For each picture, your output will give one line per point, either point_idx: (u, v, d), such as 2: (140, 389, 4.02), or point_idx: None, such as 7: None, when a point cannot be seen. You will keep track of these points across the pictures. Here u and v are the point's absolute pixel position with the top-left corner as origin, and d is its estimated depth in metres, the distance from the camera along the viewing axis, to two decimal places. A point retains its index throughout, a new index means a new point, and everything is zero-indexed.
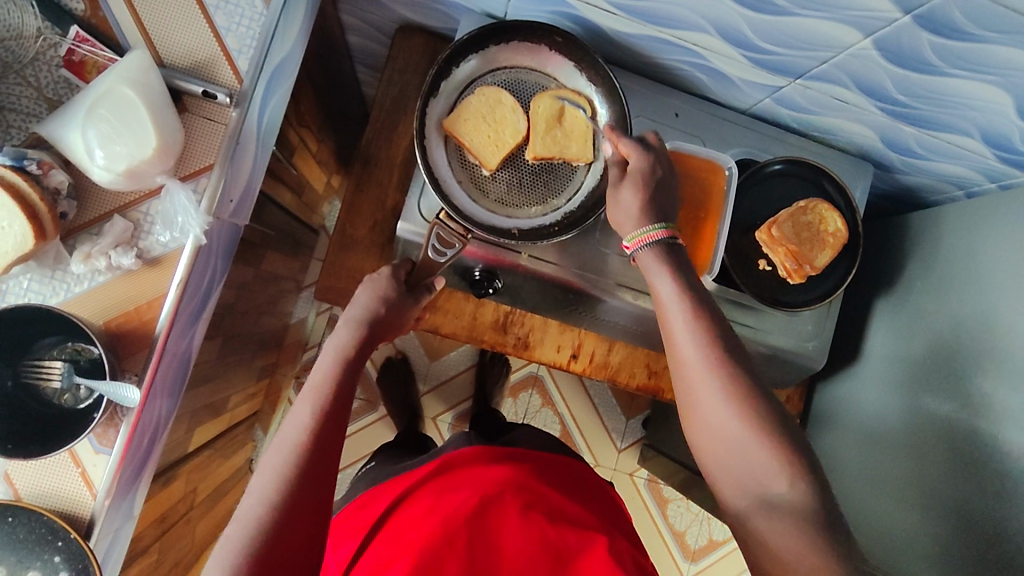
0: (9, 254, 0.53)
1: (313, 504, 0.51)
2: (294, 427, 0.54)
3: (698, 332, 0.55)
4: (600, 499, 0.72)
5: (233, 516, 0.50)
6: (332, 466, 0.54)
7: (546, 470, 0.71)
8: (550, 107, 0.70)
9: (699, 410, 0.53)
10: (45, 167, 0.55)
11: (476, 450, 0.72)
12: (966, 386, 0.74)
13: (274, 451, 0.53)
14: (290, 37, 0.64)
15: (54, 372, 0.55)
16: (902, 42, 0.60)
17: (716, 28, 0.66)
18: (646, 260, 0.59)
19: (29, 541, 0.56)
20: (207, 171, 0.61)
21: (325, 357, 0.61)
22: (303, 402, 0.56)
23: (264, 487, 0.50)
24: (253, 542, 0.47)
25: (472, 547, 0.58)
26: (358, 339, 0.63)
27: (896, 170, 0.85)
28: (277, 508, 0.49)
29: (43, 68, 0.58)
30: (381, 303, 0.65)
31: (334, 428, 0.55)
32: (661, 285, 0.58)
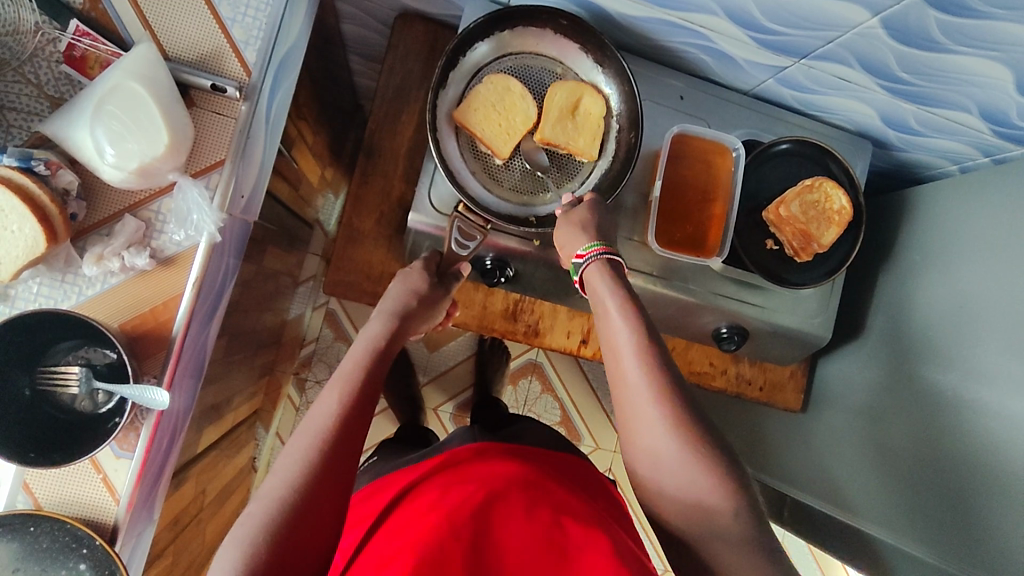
0: (19, 259, 0.52)
1: (339, 487, 0.50)
2: (321, 412, 0.54)
3: (640, 350, 0.54)
4: (603, 495, 0.71)
5: (254, 495, 0.48)
6: (356, 452, 0.53)
7: (549, 466, 0.70)
8: (565, 98, 0.70)
9: (634, 421, 0.52)
10: (52, 167, 0.53)
11: (480, 446, 0.71)
12: (968, 357, 0.76)
13: (300, 434, 0.52)
14: (294, 25, 0.63)
15: (71, 378, 0.54)
16: (909, 20, 0.60)
17: (724, 10, 0.66)
18: (592, 275, 0.61)
19: (52, 550, 0.55)
20: (218, 167, 0.59)
21: (354, 350, 0.62)
22: (331, 389, 0.56)
23: (289, 467, 0.49)
24: (278, 520, 0.46)
25: (475, 532, 0.55)
26: (387, 333, 0.64)
27: (893, 147, 0.87)
28: (304, 486, 0.48)
29: (43, 64, 0.56)
30: (410, 297, 0.67)
31: (360, 416, 0.55)
32: (608, 299, 0.58)
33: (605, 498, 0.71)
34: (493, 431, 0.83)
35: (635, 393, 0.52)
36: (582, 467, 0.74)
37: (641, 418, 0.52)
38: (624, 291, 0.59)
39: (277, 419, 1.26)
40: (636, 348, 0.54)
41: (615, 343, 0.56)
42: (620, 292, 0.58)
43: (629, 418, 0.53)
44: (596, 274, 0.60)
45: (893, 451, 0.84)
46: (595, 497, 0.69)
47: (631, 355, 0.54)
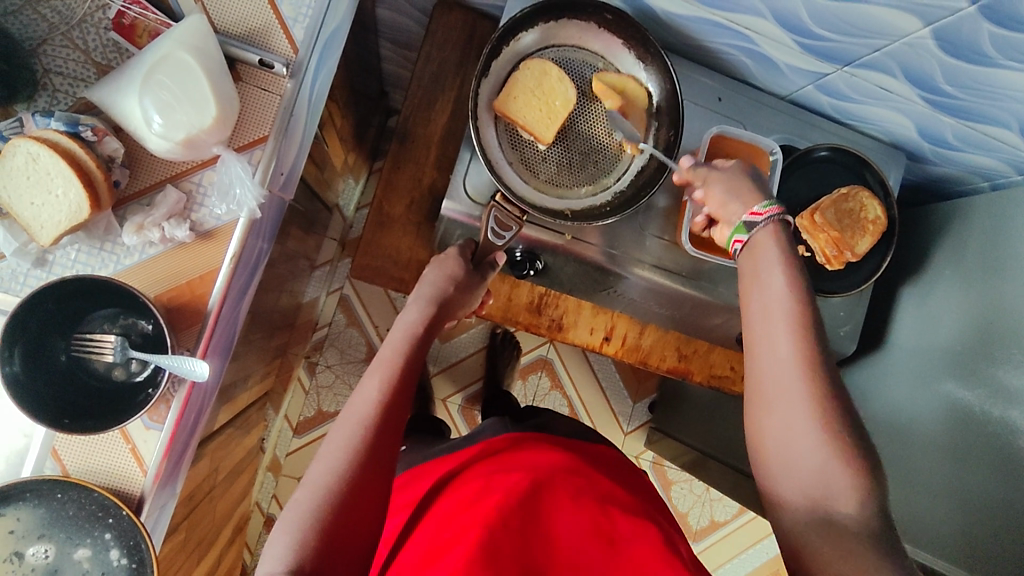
0: (62, 224, 0.52)
1: (382, 474, 0.51)
2: (362, 400, 0.54)
3: (802, 327, 0.51)
4: (643, 488, 0.71)
5: (300, 483, 0.49)
6: (396, 439, 0.54)
7: (586, 455, 0.70)
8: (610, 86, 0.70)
9: (778, 399, 0.50)
10: (99, 134, 0.53)
11: (515, 436, 0.71)
12: (995, 374, 0.76)
13: (343, 421, 0.53)
14: (343, 4, 0.62)
15: (107, 347, 0.54)
16: (962, 32, 0.60)
17: (772, 13, 0.66)
18: (761, 238, 0.57)
19: (79, 518, 0.55)
20: (261, 143, 0.59)
21: (394, 335, 0.62)
22: (371, 376, 0.56)
23: (333, 455, 0.50)
24: (325, 508, 0.47)
25: (524, 523, 0.55)
26: (426, 320, 0.63)
27: (927, 160, 0.86)
28: (348, 475, 0.49)
29: (91, 30, 0.55)
30: (447, 283, 0.67)
31: (400, 403, 0.55)
32: (774, 270, 0.54)
33: (642, 486, 0.72)
34: (513, 424, 0.83)
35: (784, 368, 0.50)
36: (623, 464, 0.74)
37: (788, 398, 0.50)
38: (795, 262, 0.55)
39: (287, 402, 1.26)
40: (796, 324, 0.51)
41: (773, 314, 0.52)
42: (789, 264, 0.54)
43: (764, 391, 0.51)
44: (766, 239, 0.56)
45: (916, 463, 0.84)
46: (632, 485, 0.69)
47: (787, 326, 0.51)
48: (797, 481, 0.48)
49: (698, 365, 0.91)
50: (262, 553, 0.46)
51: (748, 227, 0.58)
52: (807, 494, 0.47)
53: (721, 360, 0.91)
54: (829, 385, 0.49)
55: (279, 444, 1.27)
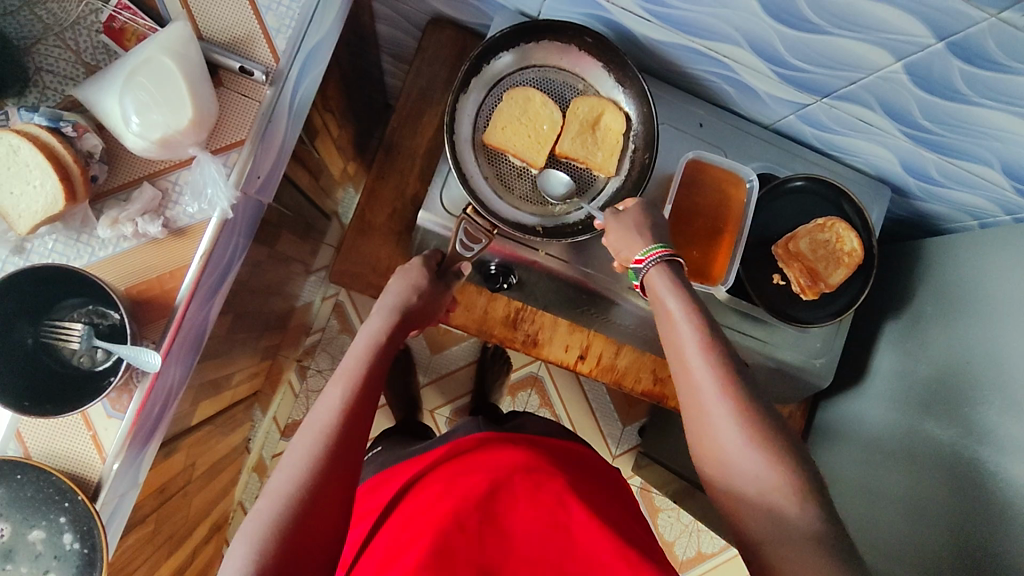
0: (38, 214, 0.54)
1: (343, 482, 0.51)
2: (324, 409, 0.54)
3: (705, 347, 0.53)
4: (616, 488, 0.69)
5: (262, 494, 0.49)
6: (358, 449, 0.53)
7: (556, 453, 0.69)
8: (588, 112, 0.72)
9: (709, 432, 0.51)
10: (79, 130, 0.55)
11: (484, 435, 0.70)
12: (970, 414, 0.74)
13: (305, 430, 0.53)
14: (328, 18, 0.64)
15: (73, 334, 0.56)
16: (932, 68, 0.60)
17: (748, 42, 0.67)
18: (654, 282, 0.58)
19: (36, 500, 0.56)
20: (238, 147, 0.61)
21: (358, 344, 0.63)
22: (334, 386, 0.56)
23: (294, 466, 0.50)
24: (284, 520, 0.47)
25: (481, 527, 0.55)
26: (389, 328, 0.64)
27: (914, 196, 0.85)
28: (308, 485, 0.48)
29: (83, 32, 0.59)
30: (412, 293, 0.68)
31: (364, 411, 0.55)
32: (671, 305, 0.56)
33: (612, 483, 0.70)
34: (491, 424, 0.82)
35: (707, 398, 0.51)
36: (597, 462, 0.73)
37: (711, 421, 0.50)
38: (688, 293, 0.57)
39: (276, 403, 1.28)
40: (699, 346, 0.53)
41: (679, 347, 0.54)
42: (682, 294, 0.56)
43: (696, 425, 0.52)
44: (657, 281, 0.58)
45: (894, 501, 0.82)
46: (602, 484, 0.67)
47: (694, 350, 0.53)
48: (747, 496, 0.48)
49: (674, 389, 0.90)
50: (220, 564, 0.46)
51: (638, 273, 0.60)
52: (757, 507, 0.48)
53: None
54: (741, 387, 0.51)
55: (266, 445, 1.28)
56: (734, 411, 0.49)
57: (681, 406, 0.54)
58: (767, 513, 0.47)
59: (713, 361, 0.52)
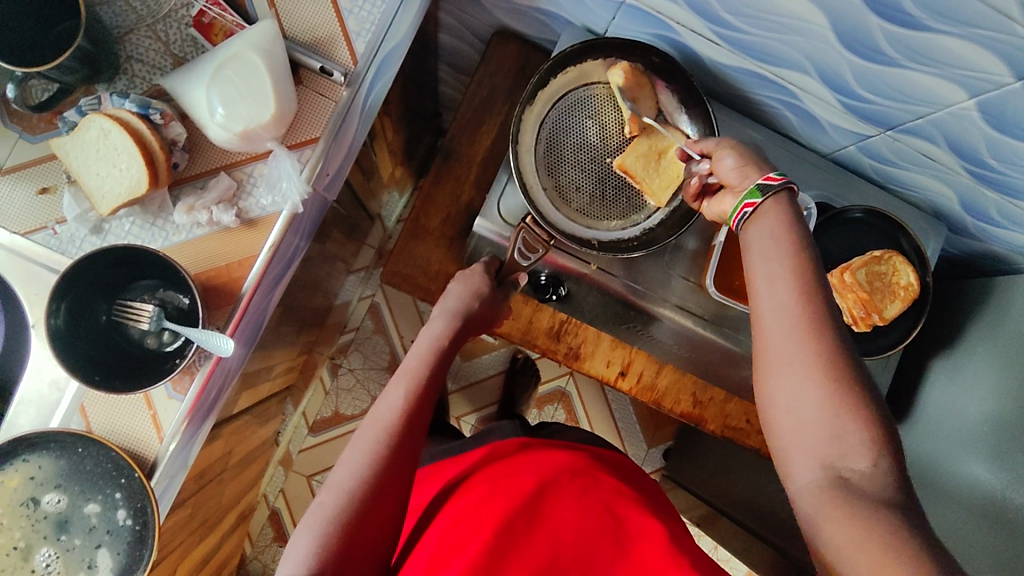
0: (121, 196, 0.56)
1: (403, 480, 0.51)
2: (386, 405, 0.55)
3: (808, 300, 0.46)
4: (663, 501, 0.68)
5: (323, 485, 0.50)
6: (417, 447, 0.53)
7: (603, 460, 0.68)
8: (664, 139, 0.71)
9: (790, 408, 0.46)
10: (166, 118, 0.58)
11: (527, 440, 0.70)
12: (1020, 458, 0.72)
13: (367, 425, 0.53)
14: (407, 24, 0.66)
15: (144, 314, 0.57)
16: (1007, 106, 0.59)
17: (817, 70, 0.67)
18: (767, 208, 0.50)
19: (94, 474, 0.57)
20: (312, 144, 0.62)
21: (418, 345, 0.63)
22: (396, 385, 0.57)
23: (357, 460, 0.50)
24: (347, 513, 0.47)
25: (526, 526, 0.54)
26: (450, 331, 0.65)
27: (970, 235, 0.84)
28: (368, 480, 0.49)
29: (174, 25, 0.61)
30: (473, 298, 0.68)
31: (424, 411, 0.56)
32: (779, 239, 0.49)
33: (659, 493, 0.69)
34: (529, 430, 0.82)
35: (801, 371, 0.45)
36: (641, 474, 0.71)
37: (797, 362, 0.45)
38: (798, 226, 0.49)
39: (307, 398, 1.29)
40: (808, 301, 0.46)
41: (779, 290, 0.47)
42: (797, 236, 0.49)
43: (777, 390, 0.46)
44: (771, 210, 0.50)
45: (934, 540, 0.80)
46: (645, 490, 0.67)
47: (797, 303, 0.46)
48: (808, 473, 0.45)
49: (713, 413, 0.90)
50: (283, 553, 0.47)
51: (763, 190, 0.50)
52: (820, 461, 0.44)
53: (737, 410, 0.89)
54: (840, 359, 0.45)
55: (294, 439, 1.29)
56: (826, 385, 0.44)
57: (759, 337, 0.48)
58: (831, 462, 0.44)
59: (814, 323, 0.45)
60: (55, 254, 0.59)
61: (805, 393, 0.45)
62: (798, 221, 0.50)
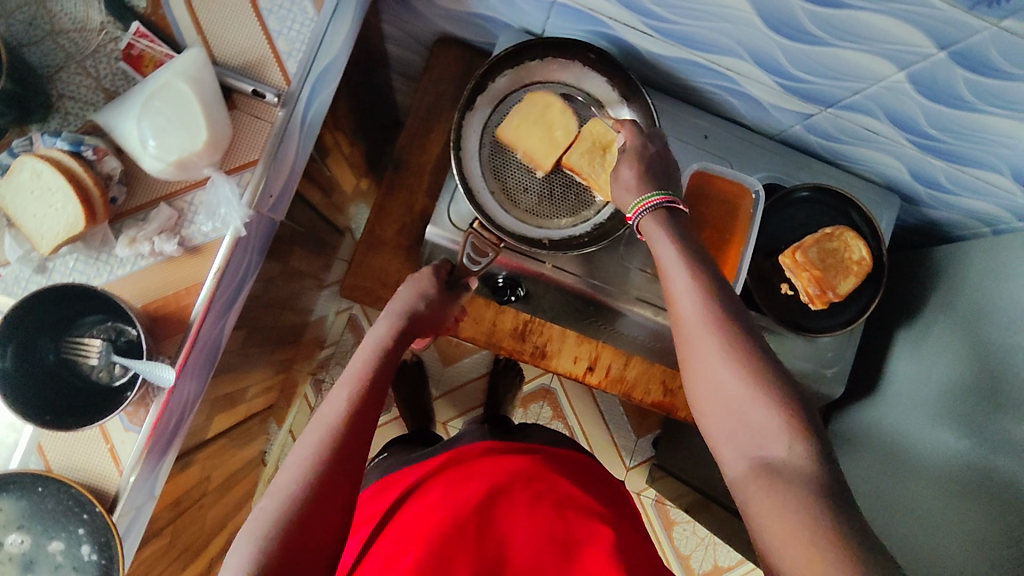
0: (60, 235, 0.56)
1: (348, 483, 0.51)
2: (330, 408, 0.55)
3: (701, 298, 0.52)
4: (620, 502, 0.70)
5: (266, 493, 0.50)
6: (362, 450, 0.53)
7: (558, 462, 0.69)
8: (605, 132, 0.71)
9: (719, 397, 0.50)
10: (99, 153, 0.58)
11: (486, 444, 0.71)
12: (985, 421, 0.73)
13: (310, 431, 0.53)
14: (339, 41, 0.67)
15: (92, 350, 0.58)
16: (937, 77, 0.60)
17: (749, 54, 0.68)
18: (649, 228, 0.59)
19: (56, 512, 0.58)
20: (251, 167, 0.63)
21: (364, 345, 0.63)
22: (341, 388, 0.57)
23: (298, 465, 0.50)
24: (289, 515, 0.47)
25: (479, 530, 0.56)
26: (394, 332, 0.64)
27: (924, 204, 0.85)
28: (310, 485, 0.49)
29: (103, 60, 0.61)
30: (418, 298, 0.67)
31: (369, 414, 0.55)
32: (663, 253, 0.56)
33: (615, 494, 0.71)
34: (500, 432, 0.83)
35: (710, 364, 0.50)
36: (597, 474, 0.73)
37: (702, 364, 0.51)
38: (682, 238, 0.57)
39: (291, 416, 1.30)
40: (700, 299, 0.52)
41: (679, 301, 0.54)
42: (681, 244, 0.56)
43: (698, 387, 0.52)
44: (652, 227, 0.58)
45: (907, 512, 0.79)
46: (607, 496, 0.68)
47: (692, 302, 0.52)
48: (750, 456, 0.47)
49: (684, 400, 0.90)
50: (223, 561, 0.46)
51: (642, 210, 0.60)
52: (754, 446, 0.47)
53: None
54: (744, 345, 0.50)
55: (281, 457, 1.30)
56: (736, 368, 0.49)
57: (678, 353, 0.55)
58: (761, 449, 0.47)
59: (713, 319, 0.51)
60: (1, 296, 0.59)
61: (721, 380, 0.49)
62: (679, 231, 0.58)
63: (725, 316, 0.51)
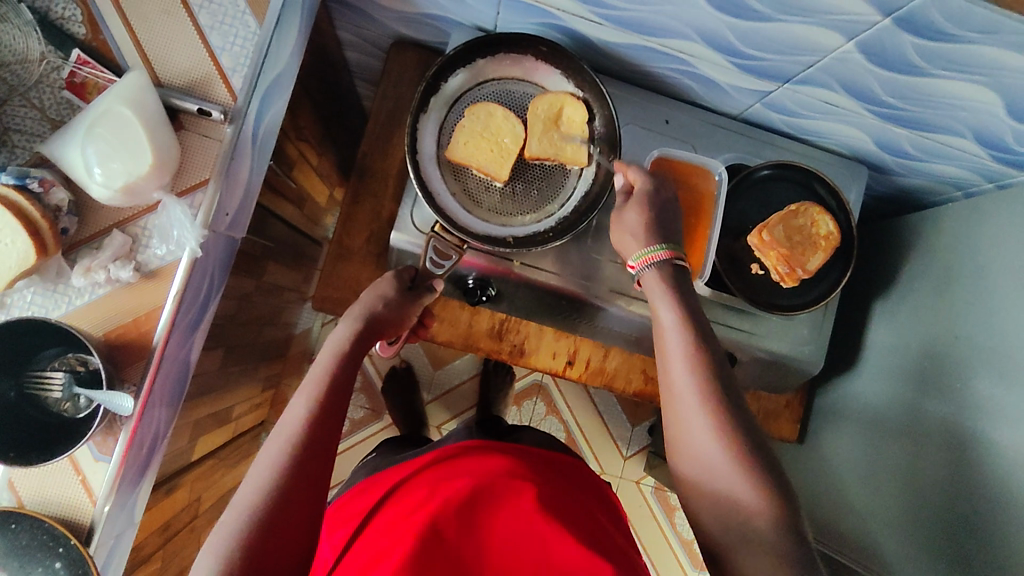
0: (12, 270, 0.55)
1: (310, 491, 0.51)
2: (291, 416, 0.54)
3: (694, 364, 0.53)
4: (602, 500, 0.69)
5: (229, 505, 0.49)
6: (326, 459, 0.53)
7: (540, 462, 0.69)
8: (548, 108, 0.72)
9: (697, 461, 0.51)
10: (46, 184, 0.57)
11: (468, 444, 0.70)
12: (962, 388, 0.72)
13: (272, 440, 0.53)
14: (285, 53, 0.66)
15: (54, 383, 0.58)
16: (885, 45, 0.59)
17: (699, 35, 0.67)
18: (650, 283, 0.60)
19: (31, 547, 0.57)
20: (202, 187, 0.63)
21: (323, 351, 0.61)
22: (300, 394, 0.56)
23: (260, 476, 0.50)
24: (250, 528, 0.47)
25: (460, 531, 0.56)
26: (354, 333, 0.62)
27: (892, 172, 0.84)
28: (271, 496, 0.48)
29: (46, 90, 0.60)
30: (378, 301, 0.65)
31: (331, 419, 0.55)
32: (664, 314, 0.57)
33: (600, 493, 0.70)
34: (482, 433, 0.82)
35: (695, 429, 0.51)
36: (582, 473, 0.72)
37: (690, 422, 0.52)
38: (684, 298, 0.58)
39: None
40: (694, 364, 0.53)
41: (672, 360, 0.55)
42: (682, 306, 0.57)
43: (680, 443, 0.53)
44: (654, 282, 0.59)
45: (895, 484, 0.79)
46: (587, 494, 0.68)
47: (683, 366, 0.53)
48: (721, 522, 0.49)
49: None
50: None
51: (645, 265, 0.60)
52: (728, 516, 0.48)
53: None
54: (732, 421, 0.51)
55: None
56: (722, 438, 0.50)
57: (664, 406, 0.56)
58: (734, 521, 0.48)
59: (703, 386, 0.52)
60: None
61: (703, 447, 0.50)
62: (682, 290, 0.59)
63: (716, 385, 0.52)
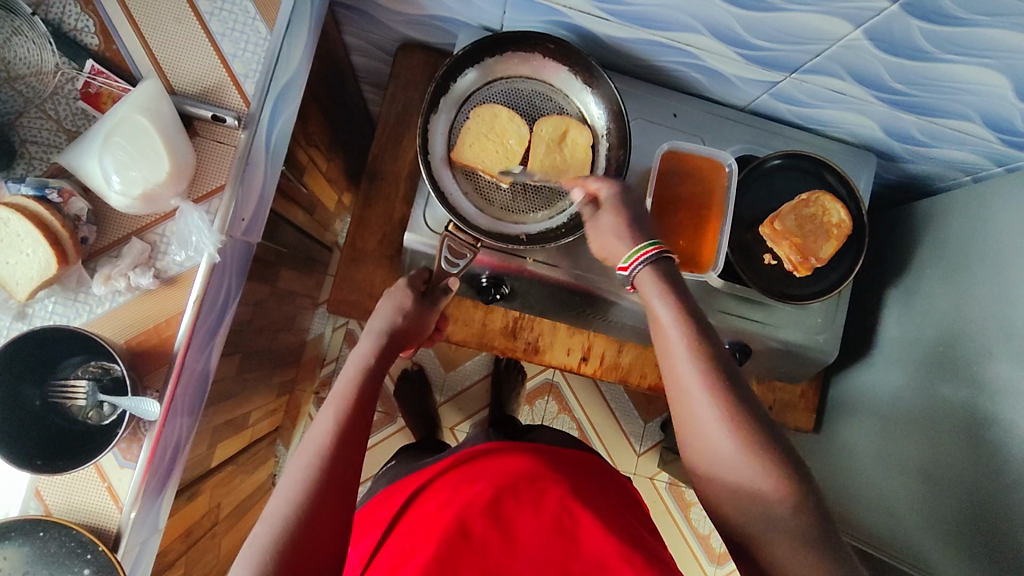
0: (35, 279, 0.57)
1: (340, 499, 0.51)
2: (319, 429, 0.54)
3: (696, 359, 0.51)
4: (629, 499, 0.69)
5: (261, 516, 0.50)
6: (355, 467, 0.53)
7: (565, 460, 0.68)
8: (552, 130, 0.72)
9: (710, 455, 0.50)
10: (65, 195, 0.58)
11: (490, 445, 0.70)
12: (977, 372, 0.72)
13: (301, 451, 0.53)
14: (296, 58, 0.67)
15: (80, 391, 0.58)
16: (893, 30, 0.59)
17: (707, 28, 0.67)
18: (643, 280, 0.57)
19: (59, 555, 0.57)
20: (219, 193, 0.63)
21: (347, 367, 0.62)
22: (326, 408, 0.57)
23: (291, 487, 0.50)
24: (284, 537, 0.47)
25: (486, 529, 0.56)
26: (376, 351, 0.64)
27: (901, 159, 0.84)
28: (304, 505, 0.49)
29: (62, 101, 0.61)
30: (396, 315, 0.67)
31: (358, 431, 0.55)
32: (660, 311, 0.55)
33: (627, 494, 0.70)
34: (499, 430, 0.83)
35: (706, 428, 0.50)
36: (608, 472, 0.72)
37: (701, 421, 0.50)
38: (677, 291, 0.56)
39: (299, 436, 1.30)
40: (697, 361, 0.51)
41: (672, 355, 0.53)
42: (676, 302, 0.55)
43: (691, 439, 0.51)
44: (646, 279, 0.57)
45: (914, 471, 0.79)
46: (612, 492, 0.67)
47: (686, 360, 0.52)
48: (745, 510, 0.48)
49: None
50: None
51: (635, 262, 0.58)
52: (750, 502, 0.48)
53: None
54: (741, 409, 0.49)
55: None
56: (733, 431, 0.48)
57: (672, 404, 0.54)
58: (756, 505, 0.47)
59: (709, 382, 0.50)
60: None
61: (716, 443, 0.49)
62: (674, 283, 0.57)
63: (720, 379, 0.50)
